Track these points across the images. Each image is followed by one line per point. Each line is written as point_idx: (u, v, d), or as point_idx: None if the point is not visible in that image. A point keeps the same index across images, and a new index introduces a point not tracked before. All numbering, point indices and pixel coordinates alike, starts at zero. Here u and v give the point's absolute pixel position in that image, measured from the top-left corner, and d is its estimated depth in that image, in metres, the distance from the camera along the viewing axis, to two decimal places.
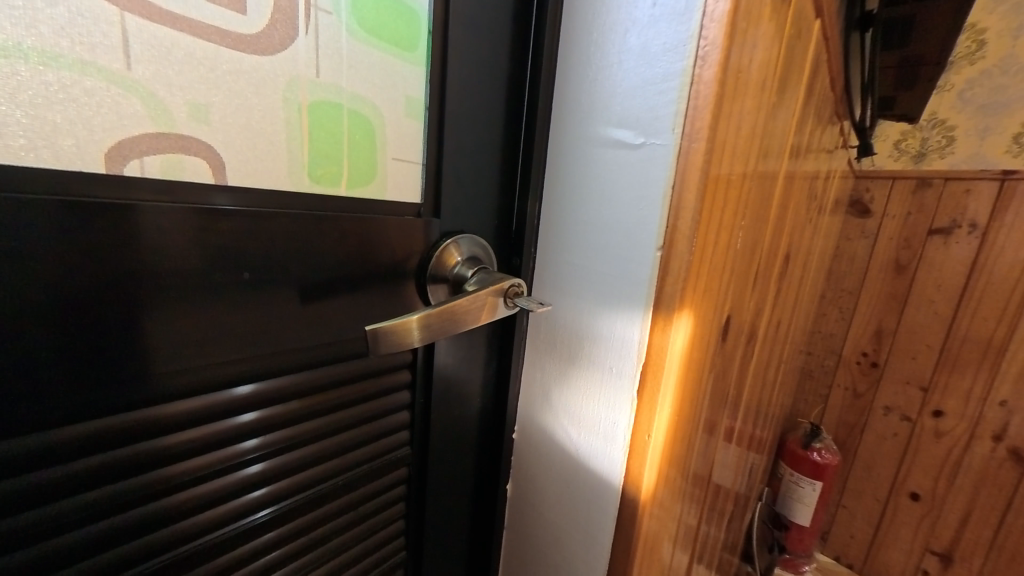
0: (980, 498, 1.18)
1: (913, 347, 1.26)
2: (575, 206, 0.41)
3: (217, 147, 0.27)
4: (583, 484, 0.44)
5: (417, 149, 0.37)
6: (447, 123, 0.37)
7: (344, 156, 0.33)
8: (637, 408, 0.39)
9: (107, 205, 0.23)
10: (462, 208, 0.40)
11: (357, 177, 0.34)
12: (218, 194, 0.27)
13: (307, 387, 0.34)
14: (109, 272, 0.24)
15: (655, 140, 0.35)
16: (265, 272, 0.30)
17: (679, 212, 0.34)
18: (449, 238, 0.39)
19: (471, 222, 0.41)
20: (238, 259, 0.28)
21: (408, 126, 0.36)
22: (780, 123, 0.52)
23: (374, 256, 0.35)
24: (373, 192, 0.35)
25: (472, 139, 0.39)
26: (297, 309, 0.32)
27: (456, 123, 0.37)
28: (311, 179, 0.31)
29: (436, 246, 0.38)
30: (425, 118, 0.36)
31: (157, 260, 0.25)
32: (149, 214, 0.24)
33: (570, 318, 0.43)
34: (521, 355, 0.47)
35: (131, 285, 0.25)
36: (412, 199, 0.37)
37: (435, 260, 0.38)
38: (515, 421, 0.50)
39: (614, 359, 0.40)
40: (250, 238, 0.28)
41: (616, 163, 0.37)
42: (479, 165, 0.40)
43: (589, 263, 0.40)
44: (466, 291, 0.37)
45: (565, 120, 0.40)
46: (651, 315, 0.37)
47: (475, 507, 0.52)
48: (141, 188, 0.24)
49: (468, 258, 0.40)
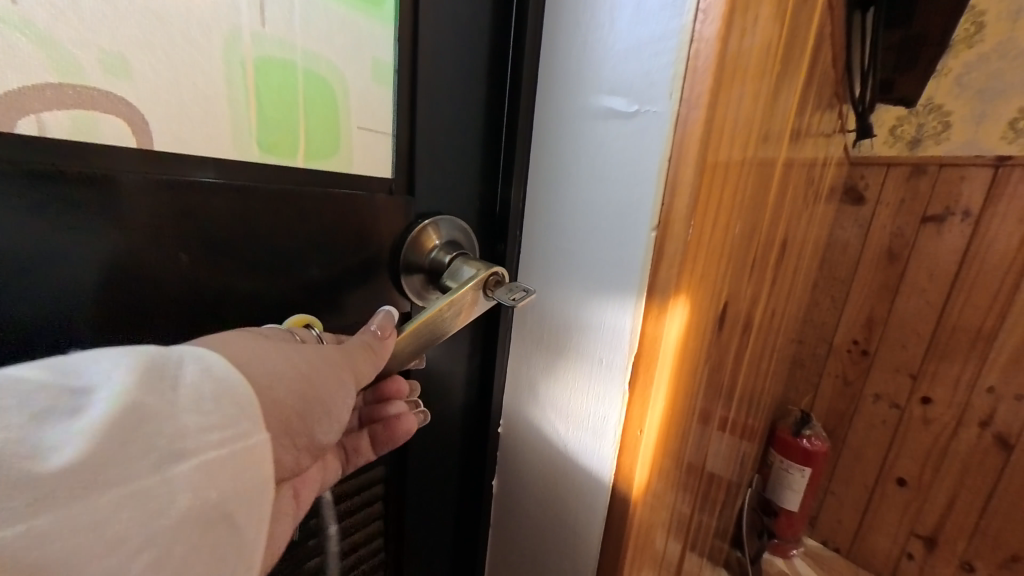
0: (965, 483, 1.20)
1: (903, 335, 1.26)
2: (561, 185, 0.38)
3: (141, 107, 0.23)
4: (572, 481, 0.42)
5: (387, 118, 0.33)
6: (420, 88, 0.33)
7: (300, 124, 0.29)
8: (629, 403, 0.36)
9: (100, 174, 0.21)
10: (441, 186, 0.37)
11: (316, 148, 0.30)
12: (168, 164, 0.24)
13: None
14: (171, 304, 0.25)
15: (650, 108, 0.32)
16: (234, 248, 0.27)
17: (676, 187, 0.31)
18: (426, 220, 0.36)
19: (450, 202, 0.38)
20: (213, 239, 0.26)
21: (376, 93, 0.32)
22: (781, 101, 0.49)
23: (346, 234, 0.32)
24: (338, 166, 0.32)
25: (449, 106, 0.36)
26: (256, 297, 0.29)
27: (428, 88, 0.34)
28: (261, 148, 0.28)
29: (412, 227, 0.35)
30: (394, 82, 0.33)
31: (140, 236, 0.23)
32: (133, 183, 0.22)
33: (557, 307, 0.40)
34: (506, 348, 0.45)
35: (117, 271, 0.23)
36: (382, 174, 0.34)
37: (410, 241, 0.35)
38: (500, 415, 0.47)
39: (604, 349, 0.37)
40: (219, 208, 0.25)
41: (607, 135, 0.34)
42: (456, 136, 0.37)
43: (576, 247, 0.38)
44: (461, 281, 0.34)
45: (552, 90, 0.37)
46: (647, 302, 0.34)
47: (453, 509, 0.49)
48: (113, 157, 0.23)
49: (447, 242, 0.37)
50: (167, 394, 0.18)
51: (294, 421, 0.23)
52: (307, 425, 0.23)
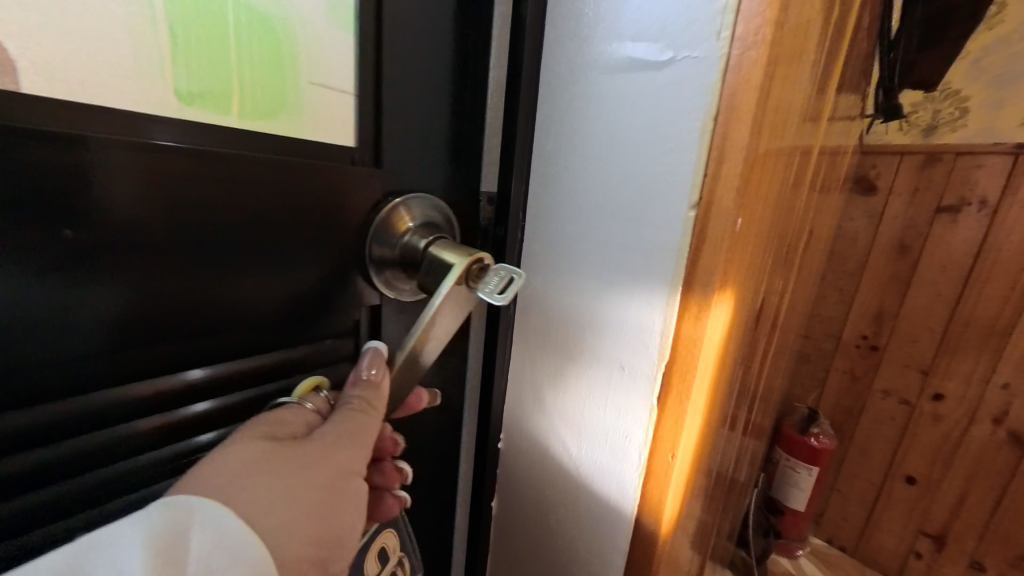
0: (975, 480, 1.16)
1: (914, 330, 1.21)
2: (575, 157, 0.32)
3: (9, 34, 0.18)
4: (588, 505, 0.36)
5: (350, 71, 0.28)
6: (389, 34, 0.28)
7: (235, 74, 0.24)
8: (658, 419, 0.31)
9: (57, 132, 0.18)
10: (420, 158, 0.31)
11: (256, 104, 0.25)
12: (91, 117, 0.20)
13: (265, 372, 0.28)
14: (163, 316, 0.23)
15: (690, 52, 0.26)
16: (154, 227, 0.22)
17: (724, 151, 0.25)
18: (396, 198, 0.30)
19: (433, 179, 0.32)
20: (186, 216, 0.22)
21: (332, 40, 0.27)
22: (826, 65, 0.42)
23: (321, 213, 0.27)
24: (285, 130, 0.26)
25: (431, 63, 0.30)
26: (228, 287, 0.25)
27: (398, 33, 0.28)
28: (180, 98, 0.22)
29: (380, 207, 0.30)
30: (356, 27, 0.27)
31: (116, 210, 0.20)
32: (106, 147, 0.19)
33: (571, 303, 0.34)
34: (508, 352, 0.39)
35: (86, 250, 0.20)
36: (344, 141, 0.28)
37: (376, 224, 0.30)
38: (502, 428, 0.41)
39: (628, 354, 0.31)
40: (130, 174, 0.20)
41: (633, 92, 0.28)
42: (438, 99, 0.31)
43: (596, 231, 0.32)
44: (439, 277, 0.28)
45: (566, 44, 0.31)
46: (680, 303, 0.28)
47: (445, 533, 0.43)
48: (13, 109, 0.18)
49: (421, 224, 0.31)
50: (173, 556, 0.20)
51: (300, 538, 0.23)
52: (326, 535, 0.24)
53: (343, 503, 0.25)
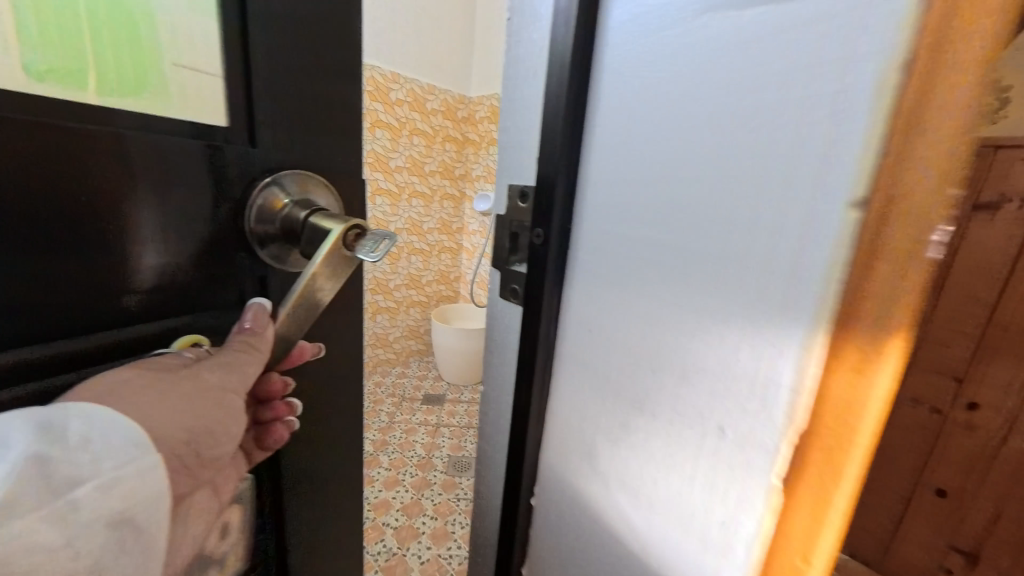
0: (1015, 497, 1.07)
1: (948, 336, 1.12)
2: (712, 212, 0.35)
3: None
4: (718, 531, 0.39)
5: (210, 57, 0.35)
6: (253, 29, 0.35)
7: (88, 55, 0.30)
8: (806, 458, 0.33)
9: None
10: (283, 129, 0.38)
11: (108, 82, 0.31)
12: None
13: (130, 324, 0.33)
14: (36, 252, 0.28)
15: (846, 128, 0.28)
16: (32, 178, 0.27)
17: (885, 217, 0.28)
18: (270, 176, 0.37)
19: (297, 157, 0.39)
20: (64, 175, 0.28)
21: (189, 38, 0.34)
22: None
23: (186, 180, 0.33)
24: (144, 104, 0.32)
25: (288, 59, 0.37)
26: (95, 239, 0.30)
27: (255, 29, 0.35)
28: (31, 71, 0.28)
29: (256, 186, 0.37)
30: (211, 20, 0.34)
31: None
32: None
33: (709, 347, 0.36)
34: (633, 383, 0.42)
35: None
36: (215, 119, 0.35)
37: (257, 205, 0.37)
38: (620, 451, 0.44)
39: (775, 397, 0.34)
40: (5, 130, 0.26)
41: (778, 160, 0.31)
42: (291, 83, 0.38)
43: (733, 280, 0.34)
44: (320, 245, 0.36)
45: (707, 110, 0.34)
46: (814, 403, 0.32)
47: (320, 472, 0.51)
48: None
49: (298, 199, 0.38)
50: (63, 444, 0.27)
51: (184, 445, 0.32)
52: (204, 445, 0.34)
53: (229, 420, 0.35)
